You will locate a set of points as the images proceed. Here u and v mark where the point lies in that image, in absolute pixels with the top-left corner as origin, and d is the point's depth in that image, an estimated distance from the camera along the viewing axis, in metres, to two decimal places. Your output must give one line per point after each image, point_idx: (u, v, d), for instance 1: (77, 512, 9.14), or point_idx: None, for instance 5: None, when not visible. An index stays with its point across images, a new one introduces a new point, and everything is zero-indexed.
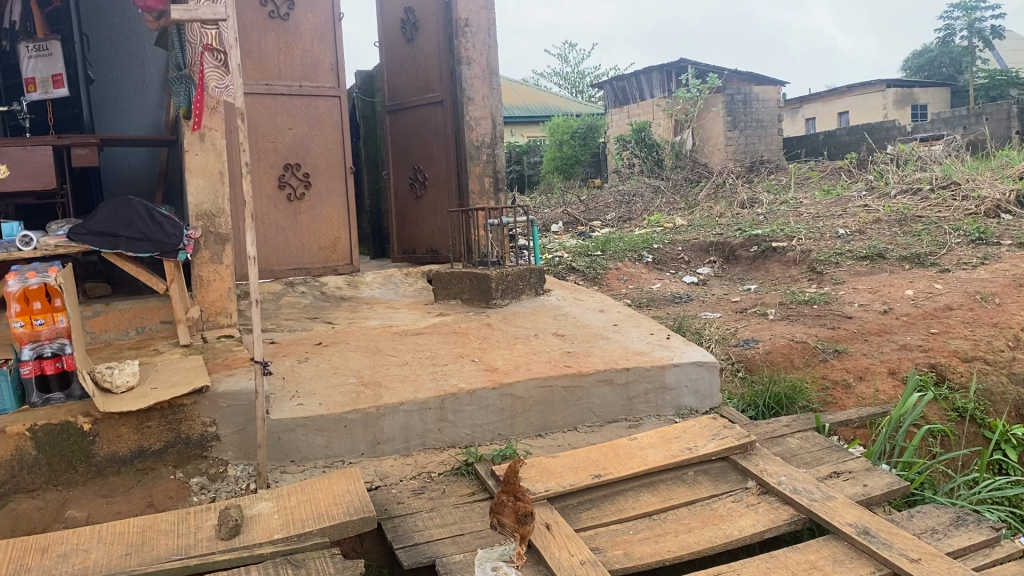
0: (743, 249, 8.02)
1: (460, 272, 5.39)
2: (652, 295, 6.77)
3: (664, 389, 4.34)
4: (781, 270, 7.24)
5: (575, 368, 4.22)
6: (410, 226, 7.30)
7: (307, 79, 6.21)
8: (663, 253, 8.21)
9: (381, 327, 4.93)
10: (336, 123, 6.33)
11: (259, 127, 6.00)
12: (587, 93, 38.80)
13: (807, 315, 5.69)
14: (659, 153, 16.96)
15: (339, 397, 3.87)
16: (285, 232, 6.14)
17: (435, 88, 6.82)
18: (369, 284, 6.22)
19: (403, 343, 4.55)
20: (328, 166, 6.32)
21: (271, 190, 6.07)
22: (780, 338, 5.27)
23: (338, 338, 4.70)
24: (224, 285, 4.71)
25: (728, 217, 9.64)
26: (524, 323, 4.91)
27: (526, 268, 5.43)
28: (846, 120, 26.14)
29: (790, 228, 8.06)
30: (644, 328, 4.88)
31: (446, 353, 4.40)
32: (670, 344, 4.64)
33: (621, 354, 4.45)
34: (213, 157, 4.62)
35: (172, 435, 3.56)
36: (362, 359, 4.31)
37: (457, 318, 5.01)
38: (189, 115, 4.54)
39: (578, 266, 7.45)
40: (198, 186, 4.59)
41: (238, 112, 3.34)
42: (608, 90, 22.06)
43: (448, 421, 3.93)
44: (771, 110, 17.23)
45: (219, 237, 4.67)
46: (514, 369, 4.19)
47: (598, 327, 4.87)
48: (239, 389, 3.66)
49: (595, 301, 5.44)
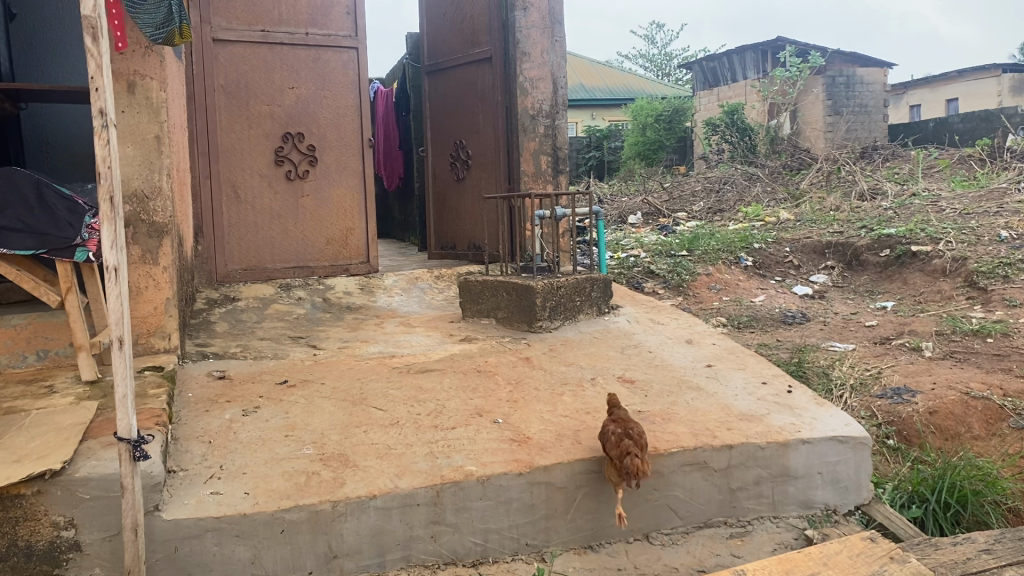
0: (870, 253, 6.39)
1: (496, 281, 3.98)
2: (756, 312, 5.26)
3: (785, 478, 2.84)
4: (924, 281, 5.61)
5: (647, 443, 2.74)
6: (450, 215, 5.91)
7: (316, 26, 4.84)
8: (766, 255, 6.62)
9: (382, 356, 3.55)
10: (353, 81, 4.96)
11: (251, 85, 4.69)
12: (674, 76, 36.81)
13: (982, 354, 4.08)
14: (753, 137, 15.13)
15: (277, 483, 2.50)
16: (282, 220, 4.83)
17: (483, 42, 5.42)
18: (388, 289, 4.87)
19: (401, 389, 3.14)
20: (342, 137, 4.96)
21: (264, 167, 4.76)
22: (947, 391, 3.70)
23: (315, 373, 3.34)
24: (161, 294, 3.32)
25: (845, 211, 7.95)
26: (579, 359, 3.47)
27: (584, 279, 4.00)
28: (957, 107, 23.77)
29: (933, 227, 6.37)
30: (752, 374, 3.38)
31: (460, 408, 2.98)
32: (792, 402, 3.12)
33: (718, 420, 2.95)
34: (148, 117, 3.27)
35: (3, 544, 2.25)
36: (334, 414, 2.93)
37: (486, 348, 3.60)
38: (114, 58, 3.20)
39: (659, 269, 6.02)
40: (124, 156, 3.26)
41: (84, 24, 1.97)
42: (697, 71, 20.22)
43: (445, 525, 2.52)
44: (878, 94, 15.28)
45: (156, 229, 3.32)
46: (554, 442, 2.74)
47: (685, 370, 3.40)
48: (114, 473, 2.31)
49: (680, 325, 3.96)
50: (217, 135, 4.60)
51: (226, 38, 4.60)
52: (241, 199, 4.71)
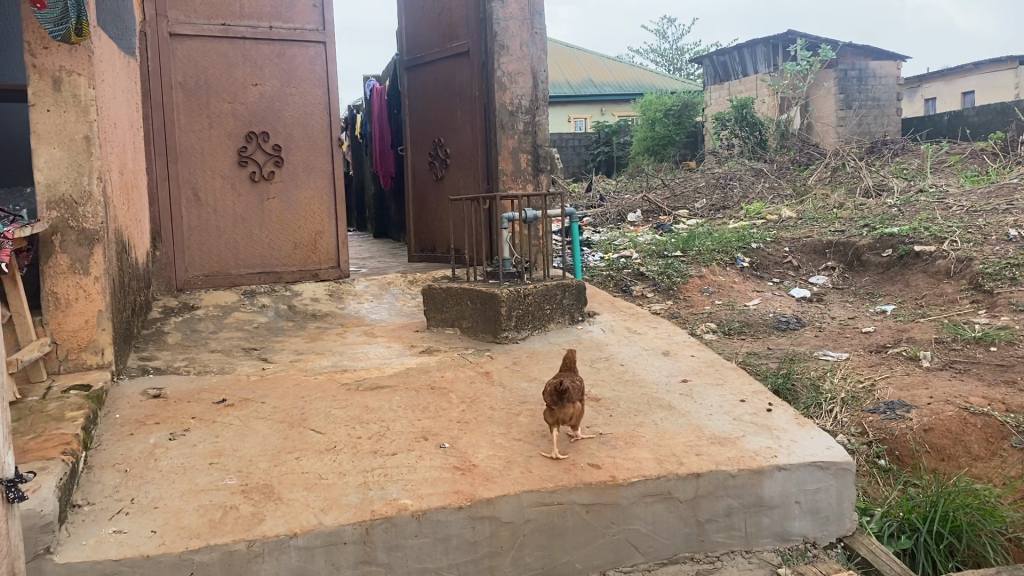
0: (872, 253, 6.10)
1: (460, 289, 3.74)
2: (748, 317, 4.99)
3: (759, 509, 2.58)
4: (927, 283, 5.33)
5: (605, 472, 2.49)
6: (430, 217, 5.67)
7: (280, 19, 4.60)
8: (764, 256, 6.34)
9: (333, 371, 3.32)
10: (321, 77, 4.73)
11: (211, 81, 4.46)
12: (686, 70, 36.39)
13: (984, 364, 3.80)
14: (762, 132, 14.80)
15: (190, 520, 2.25)
16: (246, 224, 4.60)
17: (461, 35, 5.18)
18: (358, 295, 4.63)
19: (346, 409, 2.91)
20: (309, 136, 4.72)
21: (226, 168, 4.53)
22: (944, 406, 3.42)
23: (258, 391, 3.10)
24: (92, 306, 3.09)
25: (850, 208, 7.65)
26: (544, 374, 3.22)
27: (554, 286, 3.77)
28: (972, 100, 23.31)
29: (938, 226, 6.07)
30: (730, 390, 3.12)
31: (405, 431, 2.73)
32: (771, 423, 2.86)
33: (686, 443, 2.70)
34: (76, 116, 3.03)
35: None
36: (268, 438, 2.70)
37: (445, 362, 3.36)
38: (37, 53, 2.96)
39: (649, 271, 5.77)
40: (51, 158, 3.02)
41: None
42: (707, 66, 19.86)
43: (377, 565, 2.27)
44: (889, 87, 14.91)
45: (87, 236, 3.08)
46: (503, 470, 2.49)
47: (657, 385, 3.15)
48: None
49: (658, 335, 3.70)
50: (175, 135, 4.38)
51: (184, 33, 4.37)
52: (202, 202, 4.48)
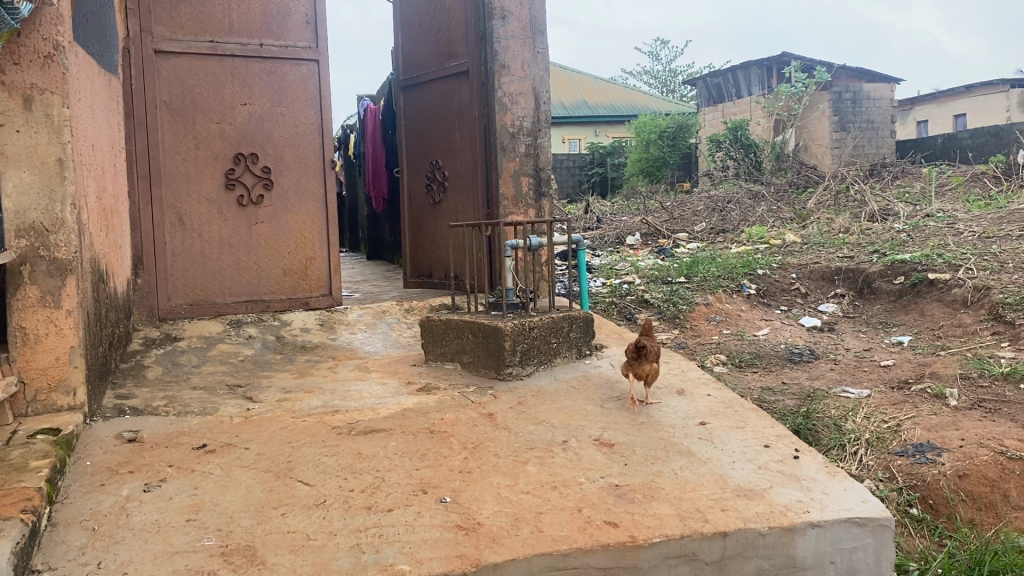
0: (884, 280, 5.90)
1: (461, 321, 3.53)
2: (759, 348, 4.78)
3: (791, 571, 2.34)
4: (943, 312, 5.12)
5: (624, 531, 2.25)
6: (426, 242, 5.45)
7: (271, 36, 4.40)
8: (771, 282, 6.14)
9: (325, 411, 3.09)
10: (313, 96, 4.52)
11: (198, 101, 4.25)
12: (679, 92, 36.35)
13: (1015, 403, 3.59)
14: (757, 154, 14.64)
15: None
16: (234, 249, 4.37)
17: (459, 54, 4.99)
18: (351, 325, 4.40)
19: (337, 456, 2.67)
20: (301, 158, 4.51)
21: (212, 191, 4.31)
22: (978, 450, 3.20)
23: (241, 436, 2.86)
24: (63, 343, 2.85)
25: (855, 233, 7.46)
26: (552, 417, 3.00)
27: (561, 318, 3.55)
28: (964, 123, 23.26)
29: (952, 253, 5.89)
30: (752, 434, 2.89)
31: (402, 483, 2.50)
32: (800, 472, 2.64)
33: (711, 496, 2.47)
34: (48, 137, 2.80)
35: None
36: (252, 491, 2.45)
37: (445, 402, 3.13)
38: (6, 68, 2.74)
39: (653, 298, 5.56)
40: (20, 181, 2.79)
41: None
42: (700, 88, 19.75)
43: None
44: (886, 110, 14.80)
45: (60, 267, 2.85)
46: (511, 528, 2.26)
47: (674, 429, 2.93)
48: None
49: (670, 371, 3.49)
50: (160, 156, 4.16)
51: (169, 49, 4.16)
52: (187, 226, 4.26)
